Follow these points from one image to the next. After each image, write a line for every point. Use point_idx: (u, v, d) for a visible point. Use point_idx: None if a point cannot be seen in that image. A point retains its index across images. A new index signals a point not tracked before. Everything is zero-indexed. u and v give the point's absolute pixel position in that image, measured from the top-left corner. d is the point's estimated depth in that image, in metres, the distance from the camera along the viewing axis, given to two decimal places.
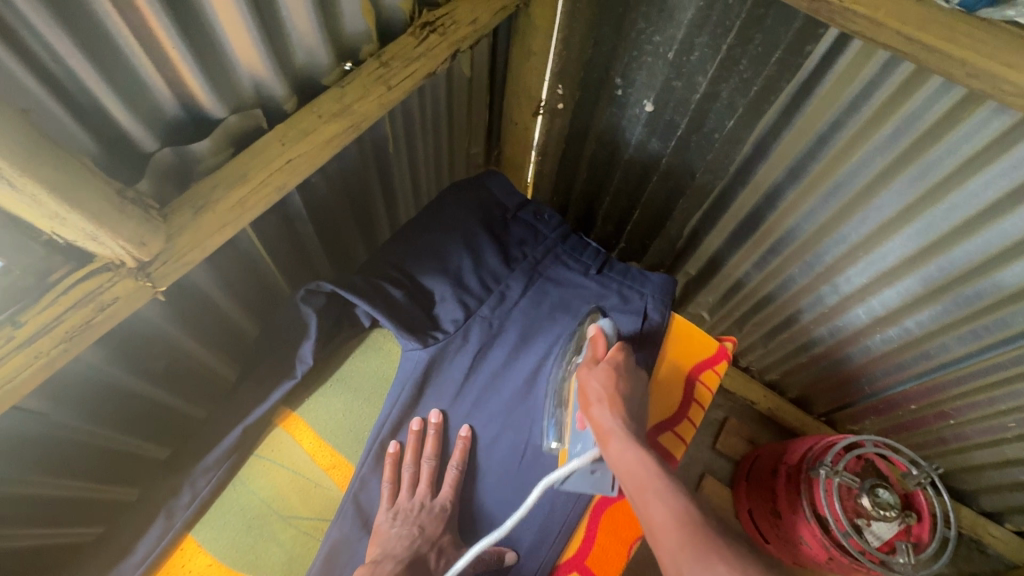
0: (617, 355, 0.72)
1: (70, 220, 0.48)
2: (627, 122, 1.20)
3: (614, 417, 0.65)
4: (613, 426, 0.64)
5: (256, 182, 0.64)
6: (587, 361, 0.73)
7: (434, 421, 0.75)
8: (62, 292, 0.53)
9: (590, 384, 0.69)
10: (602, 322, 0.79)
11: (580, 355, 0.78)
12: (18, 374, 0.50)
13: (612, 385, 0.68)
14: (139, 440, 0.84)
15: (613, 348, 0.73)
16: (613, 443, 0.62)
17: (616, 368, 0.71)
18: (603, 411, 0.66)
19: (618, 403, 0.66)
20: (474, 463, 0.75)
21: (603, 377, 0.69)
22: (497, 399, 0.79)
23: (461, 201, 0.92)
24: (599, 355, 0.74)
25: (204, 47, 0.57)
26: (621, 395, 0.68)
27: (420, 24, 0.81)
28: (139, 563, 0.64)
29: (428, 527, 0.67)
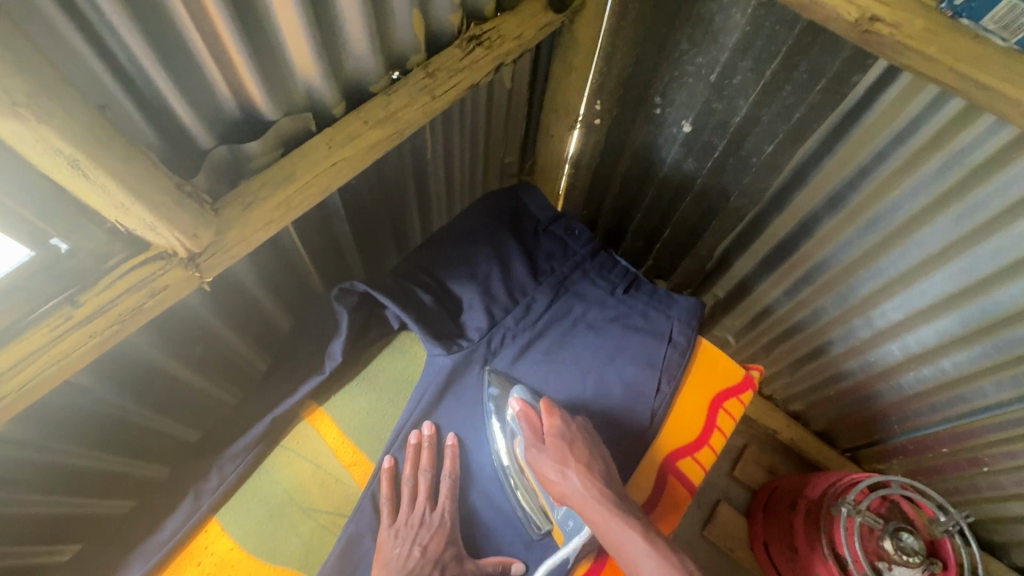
0: (557, 428, 0.71)
1: (132, 211, 0.51)
2: (663, 141, 1.20)
3: (583, 488, 0.65)
4: (585, 496, 0.65)
5: (302, 182, 0.67)
6: (530, 440, 0.71)
7: (427, 433, 0.75)
8: (119, 277, 0.56)
9: (541, 465, 0.68)
10: (517, 392, 0.76)
11: (509, 428, 0.75)
12: (72, 351, 0.53)
13: (569, 462, 0.67)
14: (172, 422, 0.88)
15: (548, 418, 0.72)
16: (592, 522, 0.63)
17: (562, 442, 0.70)
18: (574, 489, 0.66)
19: (583, 477, 0.66)
20: (469, 474, 0.75)
21: (554, 459, 0.67)
22: (485, 411, 0.77)
23: (493, 212, 0.93)
24: (538, 433, 0.71)
25: (265, 53, 0.60)
26: (581, 465, 0.67)
27: (467, 37, 0.83)
28: (165, 542, 0.67)
29: (431, 542, 0.67)
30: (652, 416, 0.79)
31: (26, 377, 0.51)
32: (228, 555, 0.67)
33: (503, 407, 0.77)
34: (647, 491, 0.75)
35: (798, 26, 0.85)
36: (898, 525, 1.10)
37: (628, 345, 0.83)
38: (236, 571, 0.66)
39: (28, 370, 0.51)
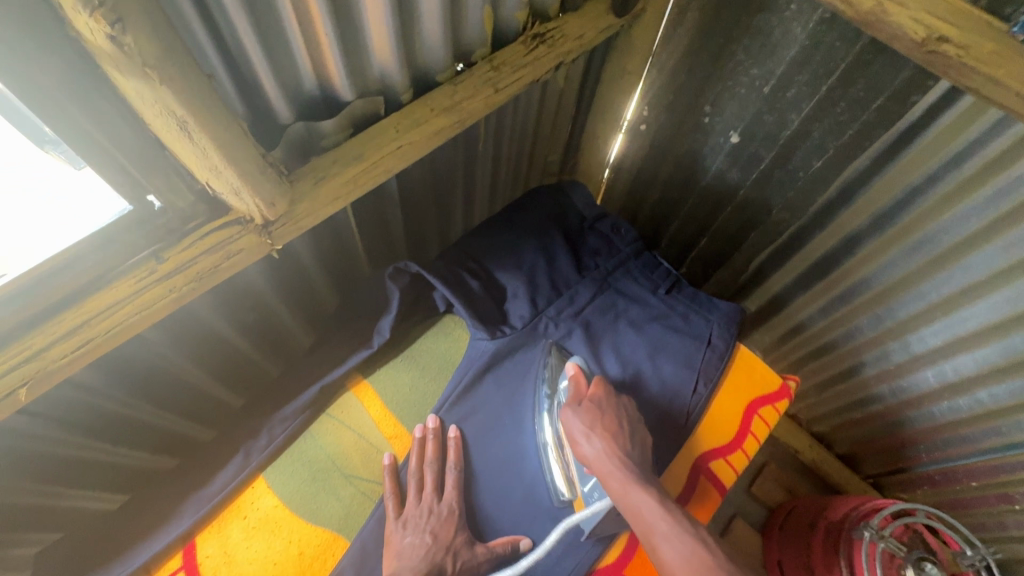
0: (597, 395, 0.72)
1: (224, 175, 0.54)
2: (708, 150, 1.21)
3: (604, 453, 0.66)
4: (604, 462, 0.66)
5: (369, 162, 0.70)
6: (568, 400, 0.73)
7: (432, 426, 0.75)
8: (200, 237, 0.59)
9: (573, 426, 0.69)
10: (575, 359, 0.78)
11: (558, 396, 0.76)
12: (153, 303, 0.56)
13: (595, 427, 0.68)
14: (221, 385, 0.92)
15: (593, 386, 0.73)
16: (612, 482, 0.64)
17: (597, 407, 0.71)
18: (596, 455, 0.66)
19: (607, 443, 0.67)
20: (476, 470, 0.75)
21: (581, 423, 0.69)
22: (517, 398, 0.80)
23: (542, 207, 0.95)
24: (579, 397, 0.73)
25: (349, 37, 0.63)
26: (608, 429, 0.68)
27: (531, 34, 0.86)
28: (216, 493, 0.70)
29: (440, 532, 0.67)
30: (686, 416, 0.80)
31: (112, 323, 0.55)
32: (273, 512, 0.70)
33: (558, 380, 0.78)
34: (678, 489, 0.76)
35: (859, 43, 0.85)
36: (921, 555, 1.06)
37: (668, 344, 0.84)
38: (279, 528, 0.69)
39: (114, 317, 0.54)
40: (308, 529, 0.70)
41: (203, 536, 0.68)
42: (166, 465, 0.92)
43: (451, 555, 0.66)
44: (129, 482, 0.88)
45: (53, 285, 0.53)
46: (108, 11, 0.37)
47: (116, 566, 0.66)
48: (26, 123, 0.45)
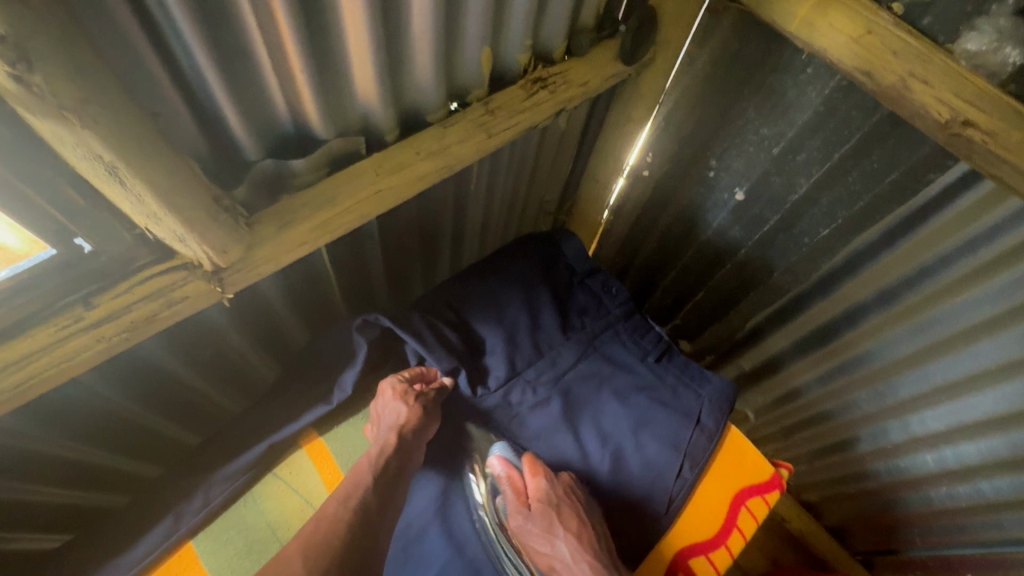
0: (542, 490, 0.68)
1: (165, 221, 0.48)
2: (711, 205, 1.16)
3: (571, 557, 0.64)
4: (573, 567, 0.64)
5: (343, 207, 0.64)
6: (516, 499, 0.69)
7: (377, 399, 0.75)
8: (138, 282, 0.53)
9: (531, 530, 0.67)
10: (500, 447, 0.73)
11: (488, 486, 0.73)
12: (75, 354, 0.50)
13: (556, 532, 0.65)
14: (172, 424, 0.85)
15: (531, 476, 0.70)
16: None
17: (548, 503, 0.67)
18: (566, 560, 0.64)
19: (571, 545, 0.64)
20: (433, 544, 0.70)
21: (542, 528, 0.66)
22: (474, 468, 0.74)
23: (530, 255, 0.89)
24: (521, 496, 0.69)
25: (330, 74, 0.58)
26: (570, 529, 0.65)
27: (533, 78, 0.81)
28: (135, 562, 0.62)
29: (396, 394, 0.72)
30: (668, 504, 0.73)
31: (23, 375, 0.48)
32: None
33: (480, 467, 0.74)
34: None
35: (876, 115, 0.81)
36: None
37: (653, 419, 0.78)
38: None
39: (27, 368, 0.48)
40: None
41: None
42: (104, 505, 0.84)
43: (406, 400, 0.71)
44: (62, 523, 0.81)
45: None
46: (8, 49, 0.31)
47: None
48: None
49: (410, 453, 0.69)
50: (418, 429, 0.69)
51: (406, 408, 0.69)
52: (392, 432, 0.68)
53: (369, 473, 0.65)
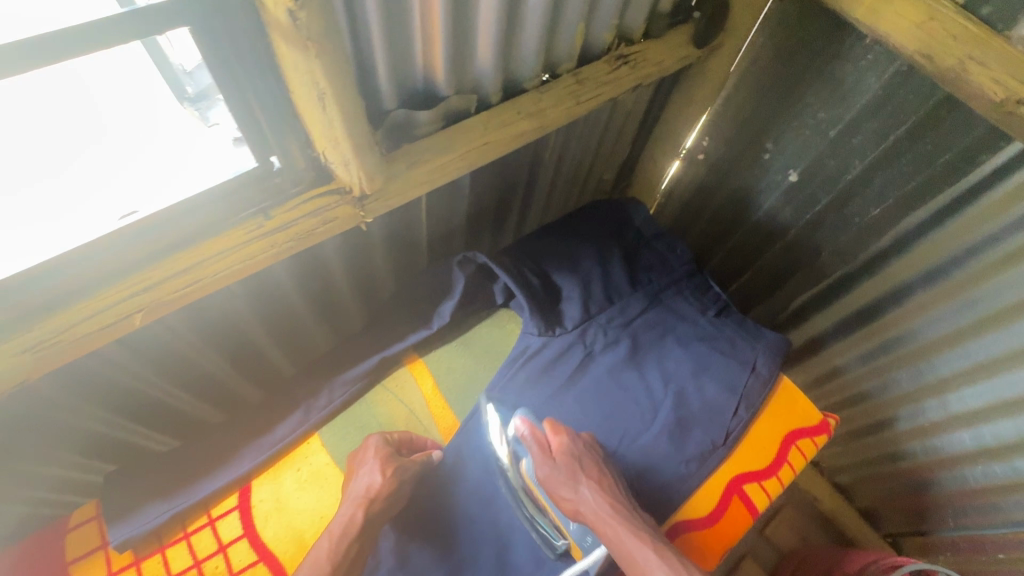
0: (564, 443, 0.71)
1: (340, 146, 0.59)
2: (764, 187, 1.23)
3: (595, 501, 0.67)
4: (598, 510, 0.67)
5: (457, 153, 0.75)
6: (539, 454, 0.71)
7: (355, 459, 0.72)
8: (305, 200, 0.64)
9: (553, 477, 0.69)
10: (523, 411, 0.76)
11: (513, 445, 0.76)
12: (257, 254, 0.62)
13: (579, 478, 0.68)
14: (276, 349, 0.97)
15: (553, 433, 0.72)
16: (609, 532, 0.65)
17: (570, 457, 0.70)
18: (589, 503, 0.67)
19: (594, 490, 0.68)
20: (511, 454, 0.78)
21: (564, 476, 0.69)
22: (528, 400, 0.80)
23: (601, 219, 1.00)
24: (546, 450, 0.71)
25: (460, 36, 0.68)
26: (592, 477, 0.69)
27: (617, 55, 0.91)
28: (274, 443, 0.74)
29: (376, 458, 0.69)
30: (725, 436, 0.80)
31: (222, 266, 0.60)
32: (324, 468, 0.73)
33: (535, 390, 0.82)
34: (709, 507, 0.77)
35: (933, 98, 0.88)
36: None
37: (712, 365, 0.85)
38: (330, 484, 0.73)
39: (225, 261, 0.60)
40: None
41: (257, 482, 0.72)
42: (211, 417, 0.96)
43: (380, 468, 0.68)
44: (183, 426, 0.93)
45: (174, 226, 0.58)
46: None
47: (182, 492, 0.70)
48: (173, 76, 0.55)
49: (372, 528, 0.67)
50: (387, 506, 0.67)
51: (378, 480, 0.67)
52: (359, 505, 0.66)
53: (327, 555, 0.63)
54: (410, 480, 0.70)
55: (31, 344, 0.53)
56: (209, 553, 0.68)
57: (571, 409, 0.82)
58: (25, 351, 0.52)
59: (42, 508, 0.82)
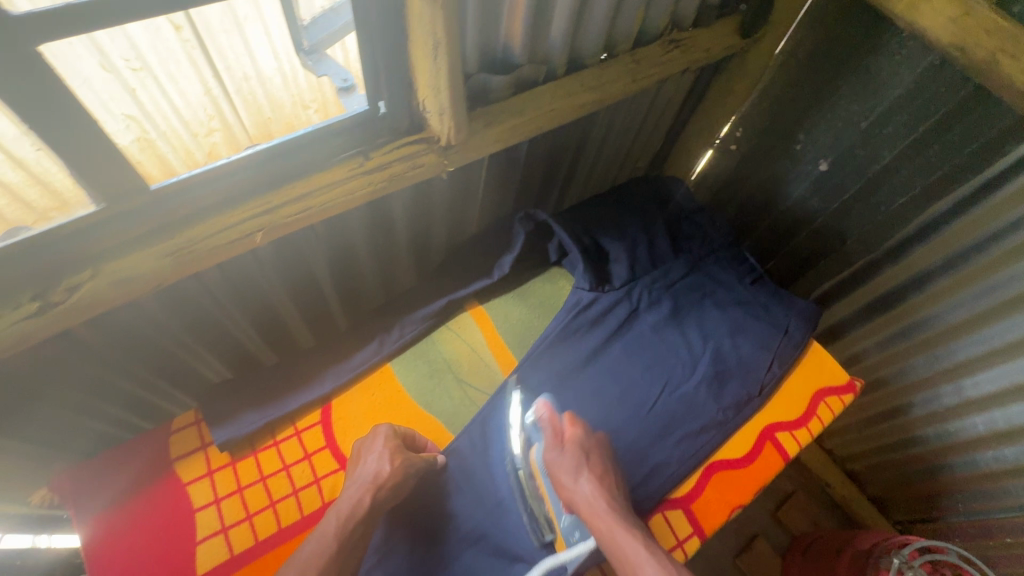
0: (577, 436, 0.72)
1: (440, 96, 0.67)
2: (794, 176, 1.28)
3: (593, 495, 0.67)
4: (593, 505, 0.66)
5: (529, 117, 0.83)
6: (550, 441, 0.72)
7: (357, 449, 0.71)
8: (403, 144, 0.73)
9: (559, 464, 0.70)
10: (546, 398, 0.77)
11: (529, 430, 0.77)
12: (358, 191, 0.70)
13: (583, 469, 0.68)
14: (336, 302, 1.03)
15: (570, 424, 0.73)
16: (601, 525, 0.64)
17: (580, 448, 0.71)
18: (586, 496, 0.67)
19: (594, 483, 0.68)
20: (563, 396, 0.84)
21: (570, 465, 0.69)
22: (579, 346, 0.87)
23: (645, 194, 1.08)
24: (558, 437, 0.72)
25: (541, 9, 0.76)
26: (595, 472, 0.69)
27: (669, 39, 1.00)
28: (354, 368, 0.81)
29: (384, 448, 0.69)
30: (759, 389, 0.86)
31: (330, 198, 0.68)
32: (396, 394, 0.80)
33: (582, 340, 0.87)
34: (746, 449, 0.82)
35: (964, 91, 0.92)
36: None
37: (749, 326, 0.92)
38: (403, 408, 0.80)
39: (332, 193, 0.68)
40: (424, 419, 0.80)
41: (337, 403, 0.78)
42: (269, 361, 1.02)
43: (388, 458, 0.68)
44: (242, 367, 0.99)
45: (296, 156, 0.66)
46: None
47: (272, 405, 0.76)
48: (297, 32, 0.63)
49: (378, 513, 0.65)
50: (392, 494, 0.66)
51: (387, 469, 0.66)
52: (367, 490, 0.65)
53: (334, 537, 0.61)
54: (414, 474, 0.69)
55: (172, 250, 0.60)
56: (296, 459, 0.73)
57: (615, 360, 0.87)
58: (165, 256, 0.60)
59: (117, 431, 0.87)
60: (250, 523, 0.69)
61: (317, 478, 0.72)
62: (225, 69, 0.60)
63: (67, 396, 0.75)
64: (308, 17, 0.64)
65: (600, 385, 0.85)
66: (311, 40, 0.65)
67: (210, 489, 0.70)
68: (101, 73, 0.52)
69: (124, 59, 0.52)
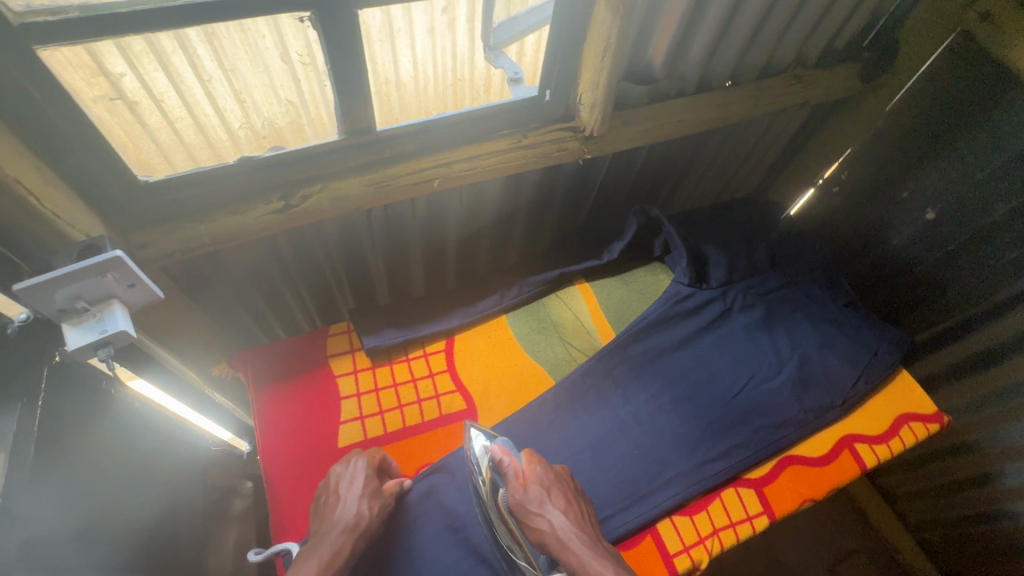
0: (537, 473, 0.70)
1: (597, 91, 0.81)
2: (898, 223, 1.24)
3: (563, 527, 0.64)
4: (564, 537, 0.63)
5: (658, 123, 0.96)
6: (511, 480, 0.70)
7: (326, 485, 0.70)
8: (556, 129, 0.87)
9: (524, 501, 0.67)
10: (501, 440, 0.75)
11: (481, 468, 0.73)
12: (523, 162, 0.85)
13: (548, 503, 0.66)
14: (452, 267, 1.17)
15: (527, 462, 0.71)
16: (573, 559, 0.61)
17: (541, 482, 0.69)
18: (556, 530, 0.64)
19: (561, 516, 0.65)
20: (651, 371, 0.92)
21: (534, 501, 0.67)
22: (672, 332, 0.95)
23: (748, 216, 1.17)
24: (518, 477, 0.70)
25: (688, 32, 0.89)
26: (561, 506, 0.67)
27: (792, 75, 1.10)
28: (477, 312, 0.95)
29: (360, 487, 0.69)
30: (843, 400, 0.91)
31: (494, 163, 0.84)
32: (508, 341, 0.93)
33: (673, 328, 0.95)
34: (824, 451, 0.87)
35: None
36: None
37: (839, 343, 0.96)
38: (512, 353, 0.92)
39: (498, 159, 0.84)
40: (530, 366, 0.91)
41: (459, 337, 0.92)
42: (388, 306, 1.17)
43: (364, 501, 0.68)
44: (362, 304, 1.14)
45: (481, 126, 0.82)
46: None
47: (410, 326, 0.91)
48: (489, 31, 0.74)
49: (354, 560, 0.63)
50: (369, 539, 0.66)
51: (365, 513, 0.66)
52: (347, 533, 0.64)
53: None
54: (384, 520, 0.70)
55: (376, 181, 0.78)
56: (423, 375, 0.87)
57: (703, 350, 0.94)
58: (372, 186, 0.78)
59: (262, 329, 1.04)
60: (382, 417, 0.83)
61: (438, 394, 0.86)
62: (373, 73, 0.71)
63: (243, 285, 0.92)
64: (496, 21, 0.74)
65: (688, 367, 0.93)
66: (496, 40, 0.76)
67: (354, 384, 0.85)
68: (281, 63, 0.64)
69: (299, 53, 0.64)
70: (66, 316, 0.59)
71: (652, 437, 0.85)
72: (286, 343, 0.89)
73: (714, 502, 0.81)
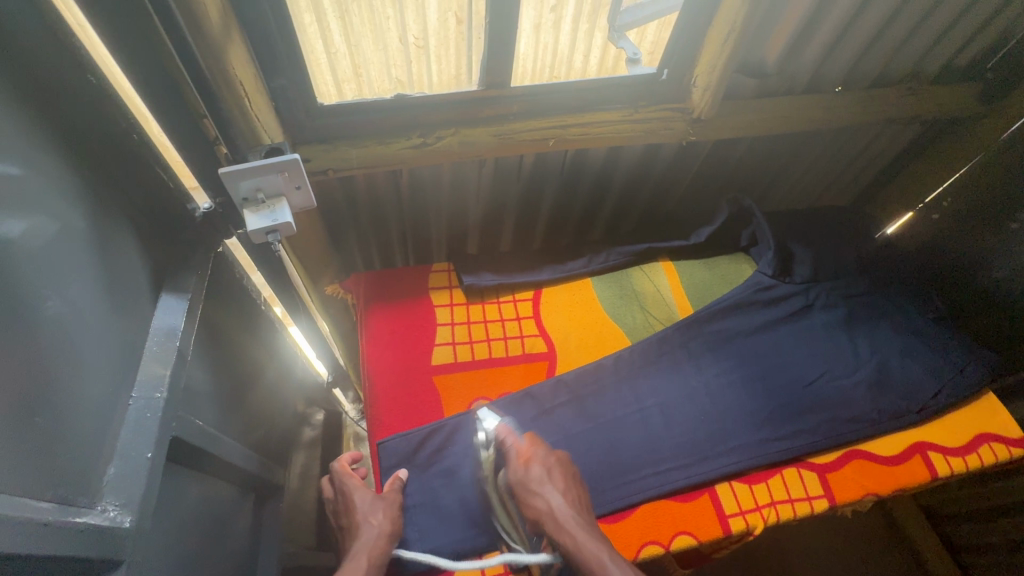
0: (543, 457, 0.72)
1: (712, 74, 0.85)
2: (997, 254, 1.07)
3: (560, 508, 0.65)
4: (559, 516, 0.64)
5: (761, 116, 1.00)
6: (514, 458, 0.72)
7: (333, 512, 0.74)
8: (666, 109, 0.93)
9: (526, 477, 0.69)
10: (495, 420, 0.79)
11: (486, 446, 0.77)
12: (631, 134, 0.92)
13: (548, 482, 0.68)
14: (538, 230, 1.25)
15: (530, 446, 0.73)
16: (567, 539, 0.62)
17: (544, 467, 0.70)
18: (554, 509, 0.65)
19: (560, 497, 0.66)
20: (725, 349, 0.95)
21: (536, 478, 0.69)
22: (750, 316, 0.98)
23: (839, 222, 1.17)
24: (520, 456, 0.72)
25: (807, 31, 0.92)
26: (560, 486, 0.68)
27: (906, 86, 1.10)
28: (564, 271, 1.02)
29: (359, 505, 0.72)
30: (920, 408, 0.90)
31: (603, 131, 0.91)
32: (591, 301, 0.99)
33: (751, 313, 0.98)
34: (894, 451, 0.87)
35: None
36: None
37: (921, 354, 0.96)
38: (593, 312, 0.98)
39: (608, 128, 0.91)
40: (610, 326, 0.97)
41: (546, 290, 1.00)
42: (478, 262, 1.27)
43: (369, 516, 0.71)
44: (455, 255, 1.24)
45: (599, 96, 0.90)
46: None
47: (505, 274, 1.00)
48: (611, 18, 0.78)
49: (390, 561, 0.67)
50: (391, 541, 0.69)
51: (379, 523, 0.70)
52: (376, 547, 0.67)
53: None
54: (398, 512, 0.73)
55: (500, 134, 0.88)
56: (511, 317, 0.96)
57: (778, 339, 0.96)
58: (494, 137, 0.88)
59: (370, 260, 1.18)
60: (471, 346, 0.92)
61: (524, 335, 0.94)
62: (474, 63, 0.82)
63: (365, 214, 1.05)
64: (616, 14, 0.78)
65: (761, 352, 0.95)
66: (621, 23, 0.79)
67: (450, 315, 0.95)
68: (396, 43, 0.76)
69: (414, 37, 0.75)
70: (248, 204, 0.72)
71: (720, 407, 0.89)
72: (397, 270, 1.02)
73: (774, 477, 0.83)
